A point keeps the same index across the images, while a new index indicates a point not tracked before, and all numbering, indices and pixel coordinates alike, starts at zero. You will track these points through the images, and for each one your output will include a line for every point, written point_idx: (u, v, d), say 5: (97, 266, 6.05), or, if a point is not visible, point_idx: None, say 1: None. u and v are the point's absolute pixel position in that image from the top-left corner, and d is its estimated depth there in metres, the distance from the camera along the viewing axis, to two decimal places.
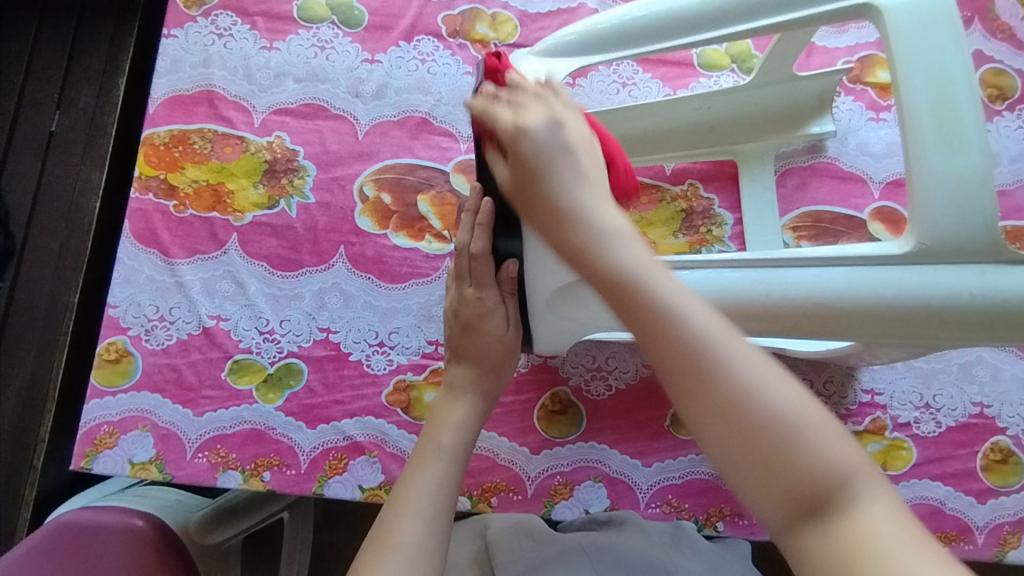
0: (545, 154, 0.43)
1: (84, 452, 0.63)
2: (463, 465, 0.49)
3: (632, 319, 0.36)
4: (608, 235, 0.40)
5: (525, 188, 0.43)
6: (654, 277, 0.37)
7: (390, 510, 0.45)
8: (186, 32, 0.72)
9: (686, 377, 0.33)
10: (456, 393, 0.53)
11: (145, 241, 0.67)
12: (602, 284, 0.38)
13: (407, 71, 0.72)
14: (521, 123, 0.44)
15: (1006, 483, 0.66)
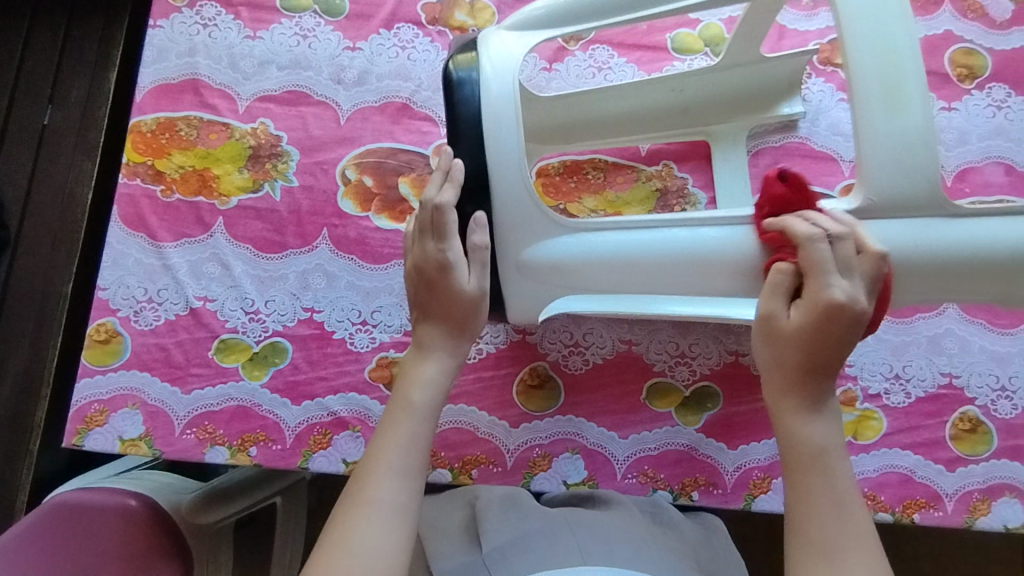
0: (819, 331, 0.44)
1: (75, 429, 0.65)
2: (433, 422, 0.50)
3: (800, 486, 0.44)
4: (820, 409, 0.46)
5: (801, 338, 0.45)
6: (842, 472, 0.44)
7: (366, 464, 0.48)
8: (172, 23, 0.74)
9: (813, 553, 0.42)
10: (430, 349, 0.52)
11: (133, 225, 0.69)
12: (796, 446, 0.45)
13: (387, 58, 0.74)
14: (835, 290, 0.43)
15: (975, 452, 0.67)
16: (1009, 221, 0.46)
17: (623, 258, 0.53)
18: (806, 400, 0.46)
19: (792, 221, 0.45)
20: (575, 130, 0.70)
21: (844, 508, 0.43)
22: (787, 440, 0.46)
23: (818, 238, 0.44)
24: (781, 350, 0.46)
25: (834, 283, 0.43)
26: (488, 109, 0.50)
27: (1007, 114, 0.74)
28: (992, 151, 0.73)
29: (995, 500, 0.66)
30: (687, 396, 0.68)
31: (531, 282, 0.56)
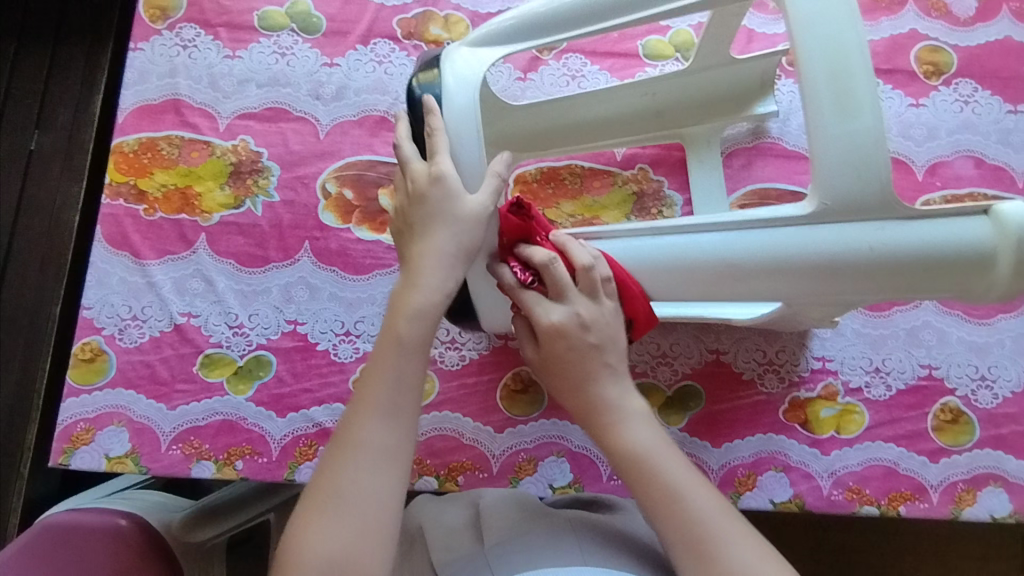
0: (574, 351, 0.52)
1: (61, 448, 0.65)
2: (423, 356, 0.49)
3: (646, 494, 0.48)
4: (621, 417, 0.51)
5: (556, 362, 0.53)
6: (677, 464, 0.49)
7: (355, 404, 0.48)
8: (152, 45, 0.75)
9: (692, 552, 0.46)
10: (429, 264, 0.50)
11: (116, 244, 0.70)
12: (621, 462, 0.50)
13: (364, 73, 0.75)
14: (556, 314, 0.52)
15: (958, 442, 0.68)
16: (961, 221, 0.47)
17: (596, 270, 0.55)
18: (608, 416, 0.52)
19: (532, 253, 0.52)
20: (550, 138, 0.71)
21: (692, 492, 0.47)
22: (616, 458, 0.51)
23: (546, 271, 0.51)
24: (557, 381, 0.53)
25: (555, 309, 0.53)
26: (452, 123, 0.51)
27: (974, 108, 0.75)
28: (961, 145, 0.74)
29: (980, 490, 0.67)
30: (670, 396, 0.69)
31: (498, 291, 0.58)
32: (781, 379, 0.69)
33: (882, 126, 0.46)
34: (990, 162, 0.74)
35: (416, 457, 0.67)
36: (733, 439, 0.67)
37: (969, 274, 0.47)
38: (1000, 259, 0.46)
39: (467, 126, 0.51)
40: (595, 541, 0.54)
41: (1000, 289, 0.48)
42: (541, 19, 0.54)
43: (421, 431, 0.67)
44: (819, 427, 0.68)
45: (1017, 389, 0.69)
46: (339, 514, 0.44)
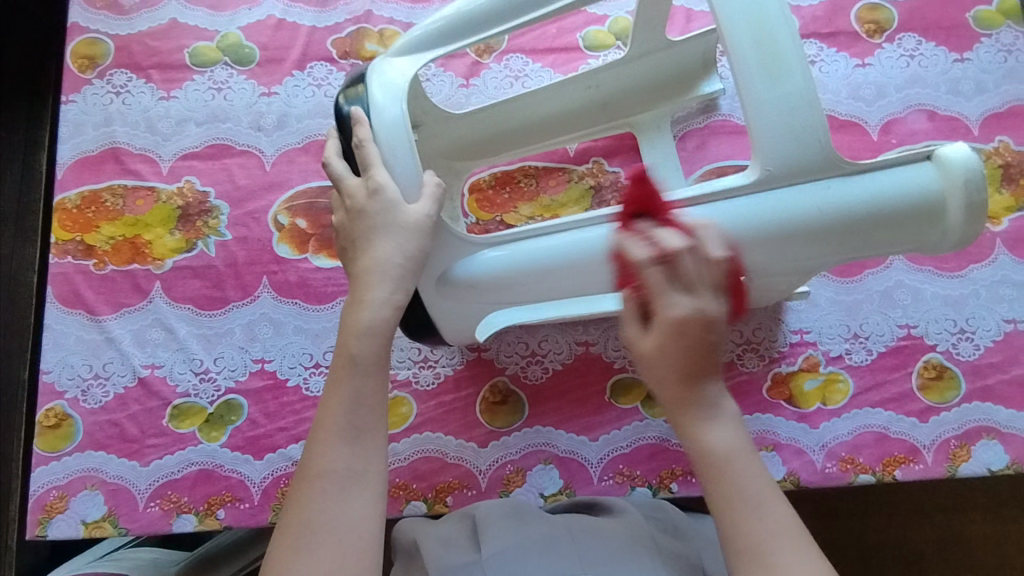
0: (689, 346, 0.43)
1: (37, 519, 0.63)
2: (379, 372, 0.48)
3: (726, 506, 0.42)
4: (716, 410, 0.44)
5: (689, 350, 0.43)
6: (752, 472, 0.43)
7: (316, 432, 0.46)
8: (84, 95, 0.73)
9: (756, 563, 0.40)
10: (375, 278, 0.49)
11: (70, 303, 0.68)
12: (707, 458, 0.43)
13: (304, 98, 0.73)
14: (676, 306, 0.42)
15: (945, 399, 0.67)
16: (908, 169, 0.47)
17: (559, 262, 0.53)
18: (710, 397, 0.44)
19: (664, 236, 0.44)
20: (498, 140, 0.69)
21: (760, 506, 0.42)
22: (698, 451, 0.44)
23: (651, 261, 0.43)
24: (662, 375, 0.44)
25: (673, 299, 0.42)
26: (383, 137, 0.50)
27: (920, 61, 0.75)
28: (912, 100, 0.74)
29: (973, 444, 0.66)
30: (652, 388, 0.67)
31: (455, 301, 0.57)
32: (761, 357, 0.68)
33: (812, 87, 0.46)
34: (943, 113, 0.74)
35: (402, 482, 0.65)
36: None
37: (919, 222, 0.48)
38: (948, 201, 0.47)
39: (398, 136, 0.50)
40: (591, 547, 0.52)
41: (954, 235, 0.48)
42: (470, 18, 0.53)
43: (404, 456, 0.66)
44: (804, 401, 0.67)
45: (998, 337, 0.68)
46: (315, 547, 0.43)
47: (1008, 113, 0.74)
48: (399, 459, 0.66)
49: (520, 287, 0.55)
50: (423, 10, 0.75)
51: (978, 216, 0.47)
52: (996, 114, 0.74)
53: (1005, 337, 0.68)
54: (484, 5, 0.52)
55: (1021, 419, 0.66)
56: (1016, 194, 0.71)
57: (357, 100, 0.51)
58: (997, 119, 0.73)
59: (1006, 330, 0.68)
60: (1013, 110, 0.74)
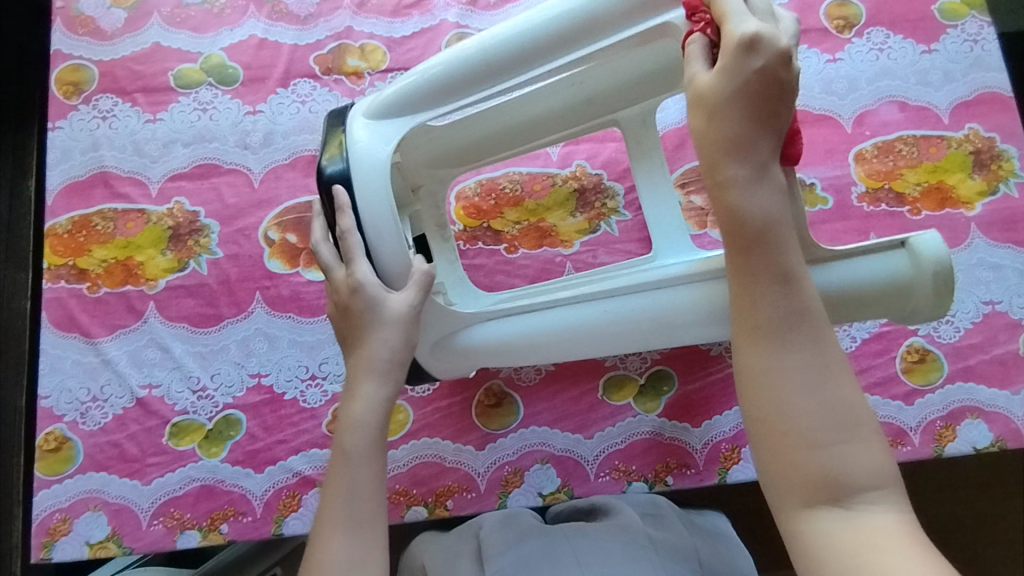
0: (743, 84, 0.41)
1: (41, 543, 0.64)
2: (374, 462, 0.49)
3: (733, 267, 0.42)
4: (763, 174, 0.41)
5: (743, 87, 0.41)
6: (791, 247, 0.41)
7: (318, 525, 0.48)
8: (70, 121, 0.74)
9: (754, 325, 0.40)
10: (363, 372, 0.50)
11: (65, 327, 0.69)
12: (742, 223, 0.41)
13: (289, 115, 0.74)
14: (748, 26, 0.41)
15: (928, 381, 0.69)
16: (886, 256, 0.52)
17: (554, 334, 0.57)
18: (758, 151, 0.41)
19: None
20: (475, 151, 0.65)
21: (785, 282, 0.40)
22: (725, 211, 0.42)
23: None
24: (699, 114, 0.42)
25: (745, 20, 0.42)
26: (366, 221, 0.51)
27: (889, 54, 0.77)
28: (883, 92, 0.76)
29: (959, 424, 0.67)
30: (643, 384, 0.69)
31: (443, 362, 0.60)
32: None
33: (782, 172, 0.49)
34: (914, 104, 0.76)
35: (402, 489, 0.66)
36: (712, 416, 0.68)
37: (894, 299, 0.52)
38: (919, 282, 0.52)
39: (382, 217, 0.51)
40: (595, 552, 0.53)
41: (926, 308, 0.53)
42: (463, 71, 0.54)
43: (403, 462, 0.67)
44: None
45: (977, 319, 0.70)
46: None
47: (976, 101, 0.76)
48: (399, 466, 0.67)
49: (512, 355, 0.59)
50: (402, 24, 0.77)
51: (945, 291, 0.52)
52: (965, 102, 0.76)
53: (983, 318, 0.70)
54: (477, 55, 0.53)
55: (1003, 397, 0.68)
56: (988, 179, 0.74)
57: (343, 167, 0.52)
58: (966, 108, 0.75)
59: (985, 311, 0.70)
60: (981, 97, 0.76)
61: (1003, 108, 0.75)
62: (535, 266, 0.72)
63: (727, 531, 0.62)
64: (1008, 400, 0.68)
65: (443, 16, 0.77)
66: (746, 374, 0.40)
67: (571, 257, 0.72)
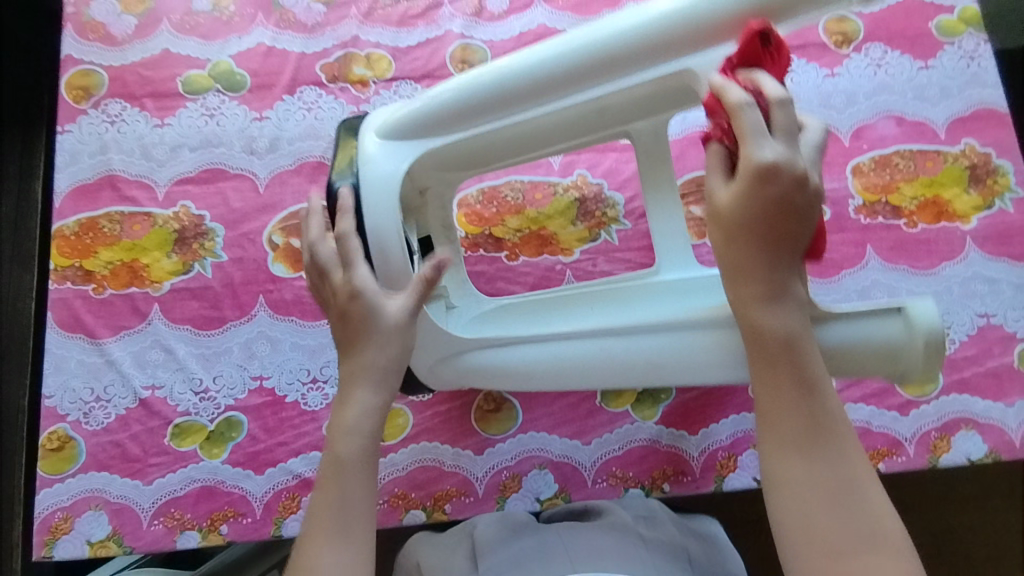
0: (764, 206, 0.42)
1: (42, 541, 0.65)
2: (367, 468, 0.48)
3: (757, 379, 0.43)
4: (783, 294, 0.43)
5: (765, 208, 0.42)
6: (811, 363, 0.43)
7: (308, 529, 0.47)
8: (80, 125, 0.75)
9: (781, 438, 0.42)
10: (358, 378, 0.49)
11: (70, 327, 0.70)
12: (763, 340, 0.43)
13: (295, 122, 0.76)
14: (766, 151, 0.42)
15: (924, 393, 0.69)
16: (880, 321, 0.52)
17: (545, 364, 0.60)
18: (778, 272, 0.43)
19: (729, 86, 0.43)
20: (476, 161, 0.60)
21: (809, 395, 0.42)
22: (748, 327, 0.44)
23: (752, 101, 0.42)
24: (719, 228, 0.44)
25: (765, 144, 0.42)
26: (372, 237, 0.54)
27: (887, 70, 0.78)
28: (881, 107, 0.77)
29: (953, 435, 0.68)
30: (640, 392, 0.69)
31: (443, 379, 0.63)
32: None
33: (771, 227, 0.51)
34: (911, 118, 0.77)
35: (401, 492, 0.67)
36: (708, 424, 0.68)
37: (884, 361, 0.52)
38: (909, 349, 0.52)
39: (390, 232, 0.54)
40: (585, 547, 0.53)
41: (917, 372, 0.52)
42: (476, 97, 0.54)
43: (402, 466, 0.68)
44: None
45: (972, 331, 0.71)
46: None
47: (973, 116, 0.77)
48: (398, 469, 0.68)
49: (505, 381, 0.61)
50: (408, 34, 0.78)
51: (937, 359, 0.52)
52: (962, 118, 0.77)
53: (978, 331, 0.71)
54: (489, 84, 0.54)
55: (997, 409, 0.69)
56: (983, 194, 0.75)
57: (353, 183, 0.55)
58: (962, 123, 0.77)
59: (980, 324, 0.71)
60: (977, 113, 0.77)
61: (999, 124, 0.76)
62: (535, 273, 0.73)
63: (717, 535, 0.62)
64: (1002, 412, 0.69)
65: (448, 27, 0.78)
66: (775, 485, 0.42)
67: (571, 265, 0.73)
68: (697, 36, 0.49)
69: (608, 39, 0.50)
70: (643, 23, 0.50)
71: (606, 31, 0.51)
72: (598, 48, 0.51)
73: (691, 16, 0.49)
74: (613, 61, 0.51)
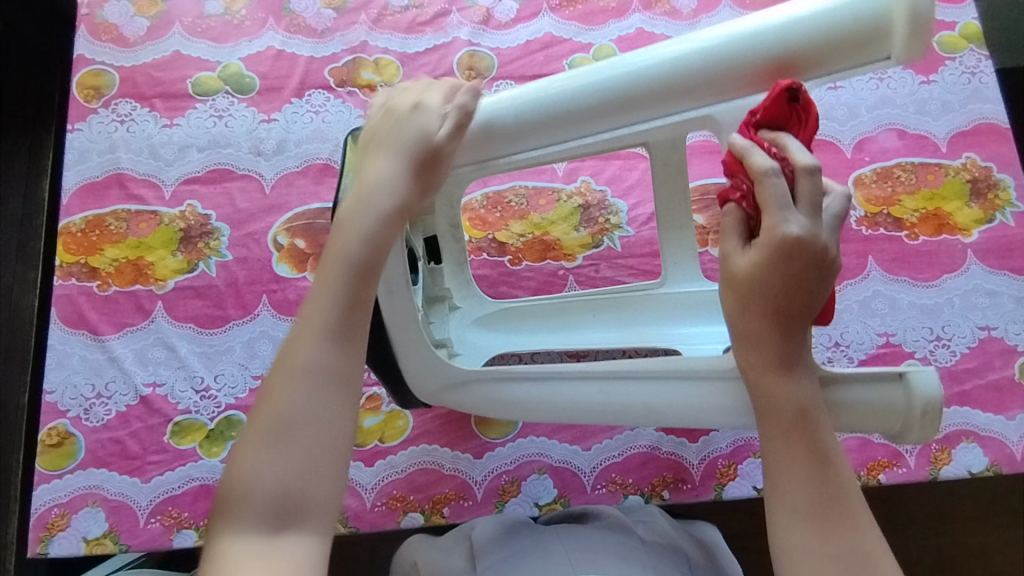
0: (782, 271, 0.40)
1: (38, 537, 0.64)
2: (370, 273, 0.41)
3: (769, 444, 0.41)
4: (796, 363, 0.42)
5: (783, 275, 0.40)
6: (826, 436, 0.40)
7: (295, 329, 0.39)
8: (89, 124, 0.76)
9: (794, 508, 0.39)
10: (379, 176, 0.43)
11: (73, 323, 0.70)
12: (776, 406, 0.41)
13: (303, 124, 0.76)
14: (790, 225, 0.40)
15: None
16: (875, 383, 0.47)
17: (533, 401, 0.56)
18: (792, 338, 0.41)
19: (754, 152, 0.40)
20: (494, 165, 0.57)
21: (824, 466, 0.39)
22: (761, 394, 0.42)
23: (775, 171, 0.39)
24: (736, 293, 0.42)
25: (790, 216, 0.40)
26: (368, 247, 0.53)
27: (889, 84, 0.79)
28: (883, 120, 0.78)
29: (954, 447, 0.68)
30: None
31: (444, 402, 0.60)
32: None
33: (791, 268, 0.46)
34: (913, 132, 0.78)
35: (400, 494, 0.67)
36: (709, 432, 0.68)
37: (878, 419, 0.47)
38: (905, 414, 0.47)
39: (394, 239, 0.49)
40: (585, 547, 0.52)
41: (914, 435, 0.47)
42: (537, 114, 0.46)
43: (401, 468, 0.67)
44: None
45: (973, 344, 0.71)
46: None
47: (974, 131, 0.77)
48: (397, 471, 0.67)
49: (494, 411, 0.59)
50: (416, 40, 0.79)
51: (931, 428, 0.47)
52: (963, 132, 0.77)
53: (980, 343, 0.71)
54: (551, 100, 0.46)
55: (998, 421, 0.68)
56: (984, 208, 0.75)
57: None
58: (963, 137, 0.77)
59: (981, 336, 0.71)
60: (978, 128, 0.78)
61: (1000, 139, 0.77)
62: (538, 279, 0.73)
63: (716, 540, 0.60)
64: (1003, 425, 0.68)
65: (456, 34, 0.79)
66: (789, 558, 0.38)
67: (574, 270, 0.73)
68: (704, 84, 0.44)
69: (602, 82, 0.45)
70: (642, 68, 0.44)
71: (602, 76, 0.45)
72: (589, 91, 0.45)
73: (697, 62, 0.43)
74: (608, 108, 0.46)
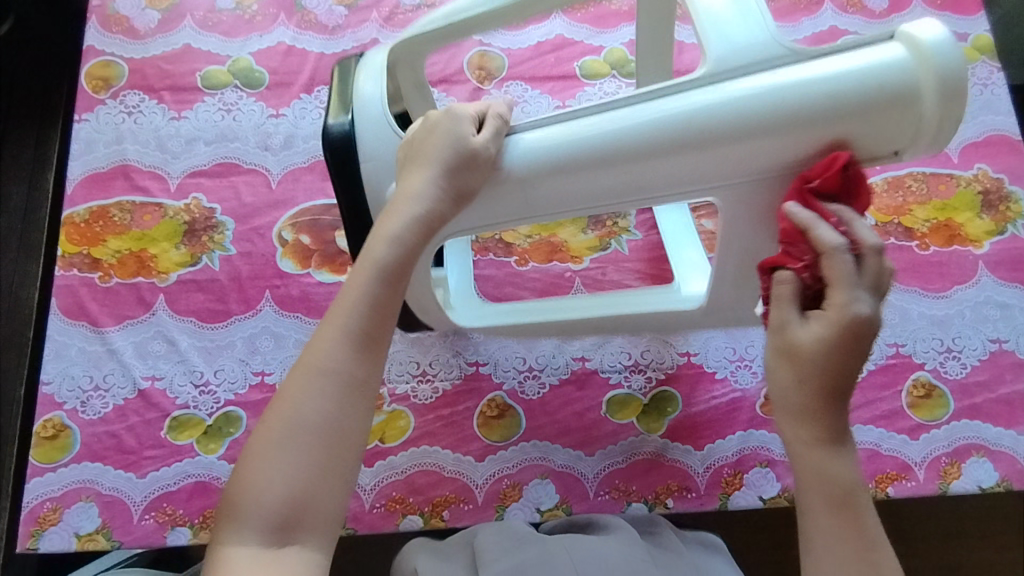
0: (839, 357, 0.40)
1: (29, 532, 0.63)
2: (394, 286, 0.44)
3: (813, 516, 0.41)
4: (843, 444, 0.42)
5: (839, 361, 0.40)
6: (871, 515, 0.41)
7: (321, 324, 0.43)
8: (97, 115, 0.76)
9: None
10: (415, 190, 0.47)
11: (74, 314, 0.69)
12: (824, 482, 0.41)
13: (311, 120, 0.76)
14: (860, 304, 0.40)
15: (934, 417, 0.68)
16: None
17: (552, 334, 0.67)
18: (839, 416, 0.42)
19: (824, 230, 0.42)
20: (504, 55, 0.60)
21: (868, 548, 0.40)
22: (806, 467, 0.42)
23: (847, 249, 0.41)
24: (794, 368, 0.42)
25: (860, 296, 0.40)
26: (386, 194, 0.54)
27: None
28: None
29: (964, 462, 0.66)
30: (647, 403, 0.68)
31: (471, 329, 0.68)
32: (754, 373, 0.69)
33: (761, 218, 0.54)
34: None
35: (399, 496, 0.65)
36: (717, 439, 0.67)
37: None
38: None
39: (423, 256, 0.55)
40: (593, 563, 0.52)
41: None
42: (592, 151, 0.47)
43: (401, 469, 0.66)
44: None
45: (984, 356, 0.70)
46: None
47: (985, 142, 0.77)
48: (397, 472, 0.66)
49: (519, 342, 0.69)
50: None
51: None
52: (974, 143, 0.77)
53: (991, 356, 0.70)
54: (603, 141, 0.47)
55: (1009, 437, 0.67)
56: (996, 220, 0.74)
57: (349, 127, 0.54)
58: (975, 148, 0.77)
59: (992, 349, 0.70)
60: (990, 139, 0.77)
61: (1012, 152, 0.77)
62: (544, 280, 0.72)
63: (718, 543, 0.60)
64: (1014, 441, 0.67)
65: None
66: None
67: (581, 273, 0.72)
68: (707, 164, 0.47)
69: (616, 137, 0.47)
70: (670, 121, 0.46)
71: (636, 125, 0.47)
72: (610, 147, 0.47)
73: (723, 113, 0.45)
74: (620, 158, 0.47)
